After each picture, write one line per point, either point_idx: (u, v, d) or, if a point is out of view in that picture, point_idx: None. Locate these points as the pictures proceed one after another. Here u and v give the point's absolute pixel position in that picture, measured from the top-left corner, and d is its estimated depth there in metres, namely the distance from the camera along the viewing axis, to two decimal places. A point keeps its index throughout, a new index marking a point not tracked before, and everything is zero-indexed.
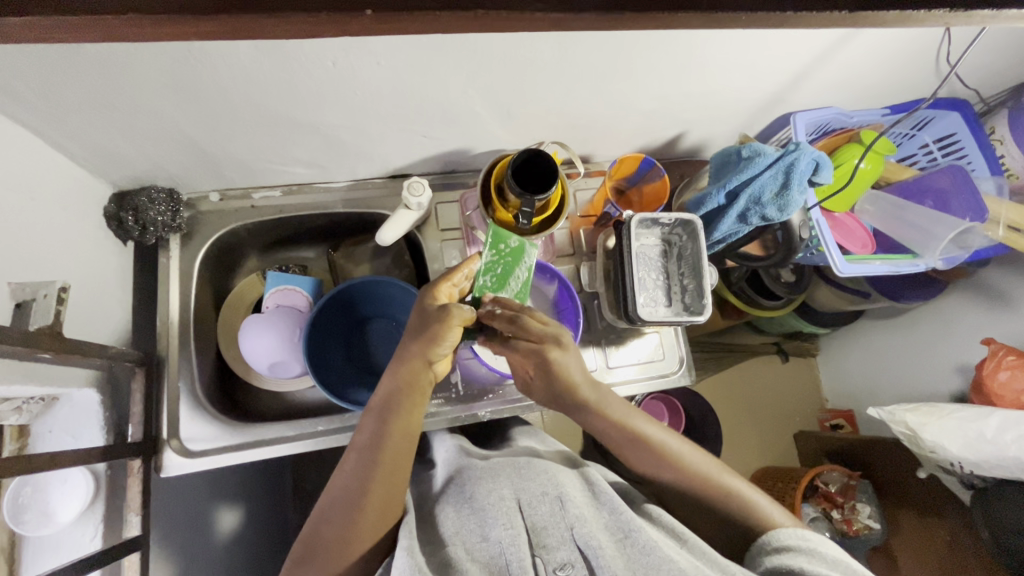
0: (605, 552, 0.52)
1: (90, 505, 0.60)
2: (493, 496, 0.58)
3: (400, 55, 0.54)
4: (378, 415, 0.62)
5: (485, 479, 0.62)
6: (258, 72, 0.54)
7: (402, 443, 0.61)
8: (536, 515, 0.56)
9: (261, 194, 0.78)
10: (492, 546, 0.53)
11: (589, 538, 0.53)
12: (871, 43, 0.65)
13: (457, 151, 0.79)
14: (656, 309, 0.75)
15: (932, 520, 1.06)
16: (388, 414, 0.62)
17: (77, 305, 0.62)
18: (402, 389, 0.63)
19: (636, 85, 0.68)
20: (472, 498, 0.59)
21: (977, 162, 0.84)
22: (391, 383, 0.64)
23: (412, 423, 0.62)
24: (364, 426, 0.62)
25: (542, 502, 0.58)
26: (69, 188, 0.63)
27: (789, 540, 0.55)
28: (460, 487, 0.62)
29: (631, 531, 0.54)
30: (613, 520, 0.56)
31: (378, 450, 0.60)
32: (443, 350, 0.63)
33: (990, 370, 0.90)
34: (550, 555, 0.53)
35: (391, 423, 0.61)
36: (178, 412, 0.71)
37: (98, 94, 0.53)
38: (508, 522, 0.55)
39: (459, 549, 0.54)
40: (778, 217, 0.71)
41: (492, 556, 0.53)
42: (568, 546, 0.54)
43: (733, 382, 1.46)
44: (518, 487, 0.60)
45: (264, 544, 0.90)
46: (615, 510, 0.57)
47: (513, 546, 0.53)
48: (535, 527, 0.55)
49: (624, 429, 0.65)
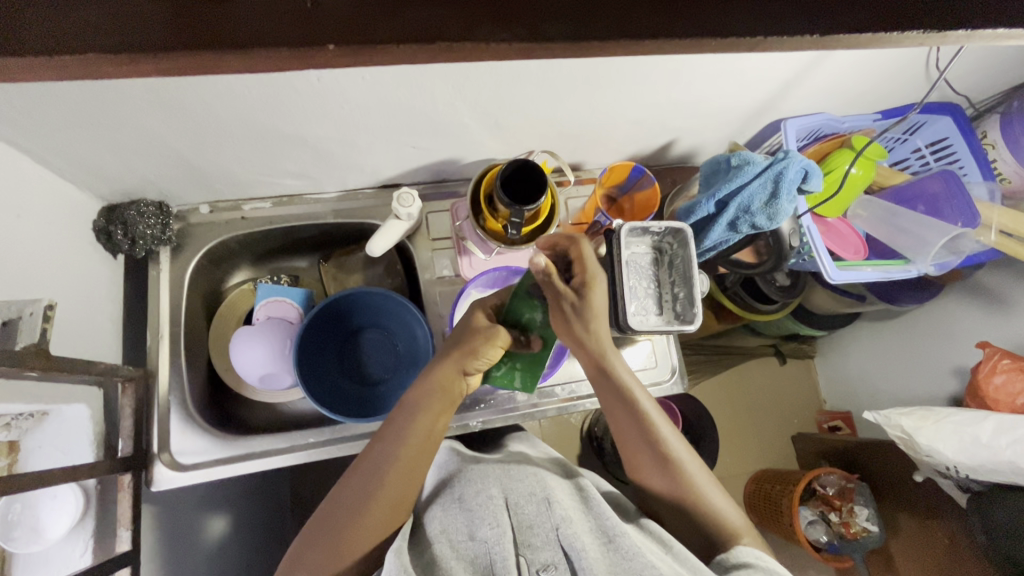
0: (589, 555, 0.52)
1: (80, 521, 0.60)
2: (480, 496, 0.58)
3: (385, 70, 0.54)
4: (405, 411, 0.62)
5: (475, 480, 0.61)
6: (242, 89, 0.54)
7: (425, 442, 0.61)
8: (523, 514, 0.56)
9: (251, 205, 0.78)
10: (478, 545, 0.53)
11: (573, 539, 0.53)
12: (858, 52, 0.65)
13: (447, 161, 0.79)
14: (648, 318, 0.75)
15: (929, 523, 1.06)
16: (415, 410, 0.61)
17: (66, 321, 0.62)
18: (433, 387, 0.63)
19: (623, 95, 0.68)
20: (460, 498, 0.59)
21: (970, 168, 0.84)
22: (423, 380, 0.63)
23: (438, 426, 0.62)
24: (392, 418, 0.62)
25: (529, 502, 0.58)
26: (57, 204, 0.63)
27: (749, 557, 0.54)
28: (450, 488, 0.62)
29: (615, 536, 0.54)
30: (598, 524, 0.56)
31: (400, 446, 0.60)
32: (482, 363, 0.65)
33: (985, 374, 0.90)
34: (534, 555, 0.53)
35: (417, 421, 0.61)
36: (170, 425, 0.71)
37: (83, 113, 0.53)
38: (493, 522, 0.55)
39: (445, 547, 0.54)
40: (766, 225, 0.72)
41: (478, 555, 0.53)
42: (552, 547, 0.54)
43: (730, 386, 1.45)
44: (507, 487, 0.60)
45: (259, 554, 0.90)
46: (601, 514, 0.57)
47: (498, 545, 0.53)
48: (521, 526, 0.55)
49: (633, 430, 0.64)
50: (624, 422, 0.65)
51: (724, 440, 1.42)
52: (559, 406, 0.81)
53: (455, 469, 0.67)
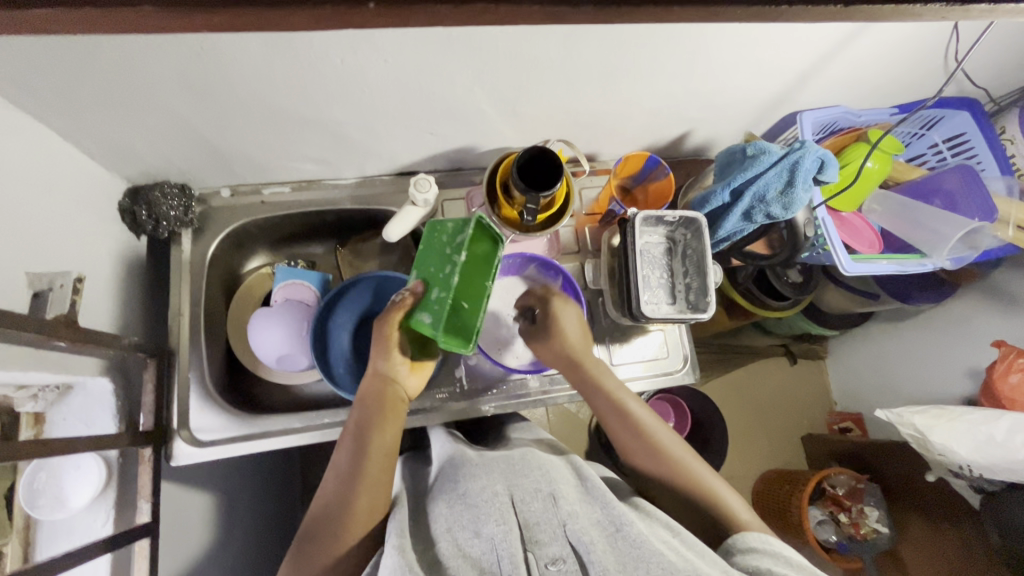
0: (597, 548, 0.51)
1: (102, 491, 0.61)
2: (485, 492, 0.57)
3: (407, 53, 0.56)
4: (355, 433, 0.62)
5: (479, 476, 0.60)
6: (269, 70, 0.55)
7: (384, 457, 0.61)
8: (530, 511, 0.55)
9: (271, 189, 0.80)
10: (483, 542, 0.52)
11: (581, 534, 0.52)
12: (878, 40, 0.65)
13: (463, 149, 0.80)
14: (660, 307, 0.75)
15: (940, 524, 1.05)
16: (363, 430, 0.62)
17: (91, 295, 0.63)
18: (372, 403, 0.64)
19: (640, 83, 0.68)
20: (464, 494, 0.58)
21: (987, 162, 0.83)
22: (363, 400, 0.65)
23: (389, 439, 0.62)
24: (345, 441, 0.63)
25: (535, 498, 0.57)
26: (84, 182, 0.65)
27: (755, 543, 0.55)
28: (454, 482, 0.61)
29: (621, 525, 0.54)
30: (605, 515, 0.56)
31: (360, 465, 0.60)
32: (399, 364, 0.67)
33: (1001, 373, 0.89)
34: (542, 550, 0.52)
35: (367, 439, 0.62)
36: (188, 403, 0.72)
37: (115, 92, 0.55)
38: (499, 519, 0.53)
39: (451, 546, 0.53)
40: (782, 214, 0.72)
41: (484, 554, 0.51)
42: (559, 542, 0.52)
43: (740, 384, 1.45)
44: (512, 483, 0.59)
45: (271, 538, 0.91)
46: (607, 504, 0.57)
47: (505, 543, 0.51)
48: (527, 523, 0.54)
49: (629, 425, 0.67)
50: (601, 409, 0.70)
51: (733, 438, 1.41)
52: (569, 395, 0.81)
53: (455, 458, 0.67)
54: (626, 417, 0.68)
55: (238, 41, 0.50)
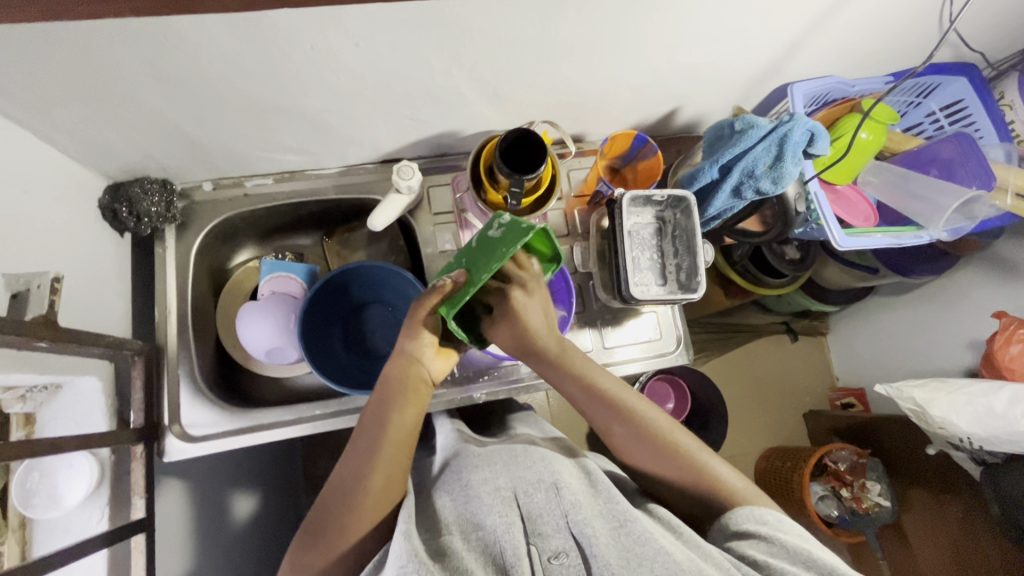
0: (600, 541, 0.49)
1: (96, 488, 0.62)
2: (488, 485, 0.55)
3: (378, 35, 0.54)
4: (377, 410, 0.60)
5: (481, 466, 0.58)
6: (238, 59, 0.54)
7: (403, 439, 0.58)
8: (533, 502, 0.53)
9: (253, 181, 0.79)
10: (488, 534, 0.51)
11: (584, 526, 0.50)
12: (867, 5, 0.62)
13: (447, 134, 0.78)
14: (649, 289, 0.74)
15: (942, 497, 1.05)
16: (386, 406, 0.59)
17: (73, 295, 0.63)
18: (395, 382, 0.61)
19: (623, 61, 0.66)
20: (467, 485, 0.56)
21: (986, 129, 0.81)
22: (384, 382, 0.62)
23: (411, 419, 0.59)
24: (366, 416, 0.60)
25: (538, 489, 0.54)
26: (62, 181, 0.64)
27: (750, 526, 0.52)
28: (457, 474, 0.59)
29: (625, 521, 0.52)
30: (608, 509, 0.53)
31: (379, 442, 0.57)
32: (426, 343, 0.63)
33: (1001, 344, 0.87)
34: (545, 543, 0.50)
35: (389, 417, 0.59)
36: (179, 397, 0.72)
37: (83, 88, 0.54)
38: (502, 511, 0.52)
39: (456, 537, 0.51)
40: (771, 190, 0.70)
41: (488, 545, 0.50)
42: (562, 534, 0.51)
43: (740, 362, 1.44)
44: (515, 475, 0.56)
45: (271, 528, 0.92)
46: (611, 499, 0.54)
47: (508, 534, 0.50)
48: (530, 515, 0.52)
49: (611, 404, 0.62)
50: (571, 394, 0.64)
51: (733, 417, 1.41)
52: None
53: (458, 452, 0.65)
54: (605, 401, 0.62)
55: (203, 29, 0.49)
